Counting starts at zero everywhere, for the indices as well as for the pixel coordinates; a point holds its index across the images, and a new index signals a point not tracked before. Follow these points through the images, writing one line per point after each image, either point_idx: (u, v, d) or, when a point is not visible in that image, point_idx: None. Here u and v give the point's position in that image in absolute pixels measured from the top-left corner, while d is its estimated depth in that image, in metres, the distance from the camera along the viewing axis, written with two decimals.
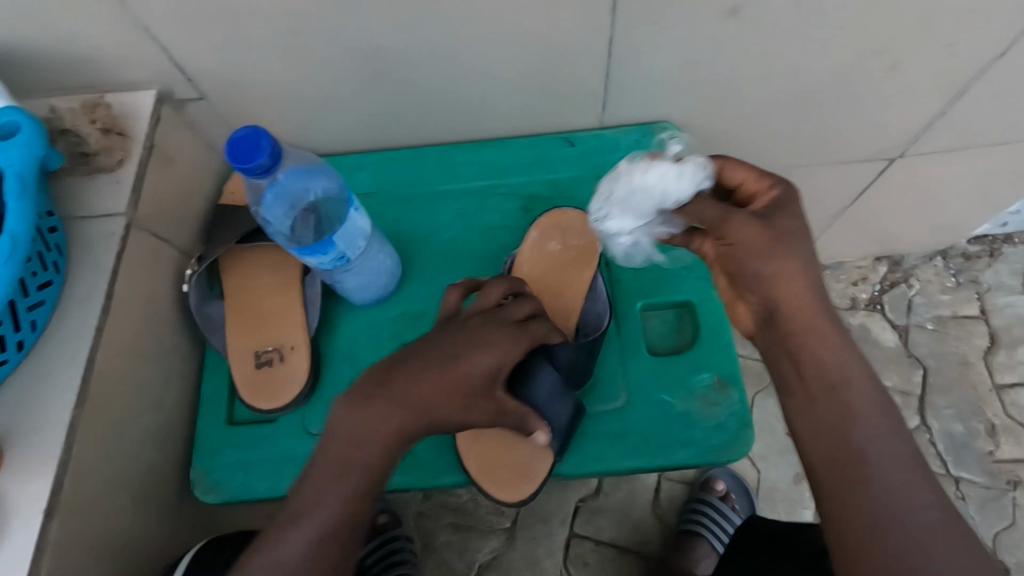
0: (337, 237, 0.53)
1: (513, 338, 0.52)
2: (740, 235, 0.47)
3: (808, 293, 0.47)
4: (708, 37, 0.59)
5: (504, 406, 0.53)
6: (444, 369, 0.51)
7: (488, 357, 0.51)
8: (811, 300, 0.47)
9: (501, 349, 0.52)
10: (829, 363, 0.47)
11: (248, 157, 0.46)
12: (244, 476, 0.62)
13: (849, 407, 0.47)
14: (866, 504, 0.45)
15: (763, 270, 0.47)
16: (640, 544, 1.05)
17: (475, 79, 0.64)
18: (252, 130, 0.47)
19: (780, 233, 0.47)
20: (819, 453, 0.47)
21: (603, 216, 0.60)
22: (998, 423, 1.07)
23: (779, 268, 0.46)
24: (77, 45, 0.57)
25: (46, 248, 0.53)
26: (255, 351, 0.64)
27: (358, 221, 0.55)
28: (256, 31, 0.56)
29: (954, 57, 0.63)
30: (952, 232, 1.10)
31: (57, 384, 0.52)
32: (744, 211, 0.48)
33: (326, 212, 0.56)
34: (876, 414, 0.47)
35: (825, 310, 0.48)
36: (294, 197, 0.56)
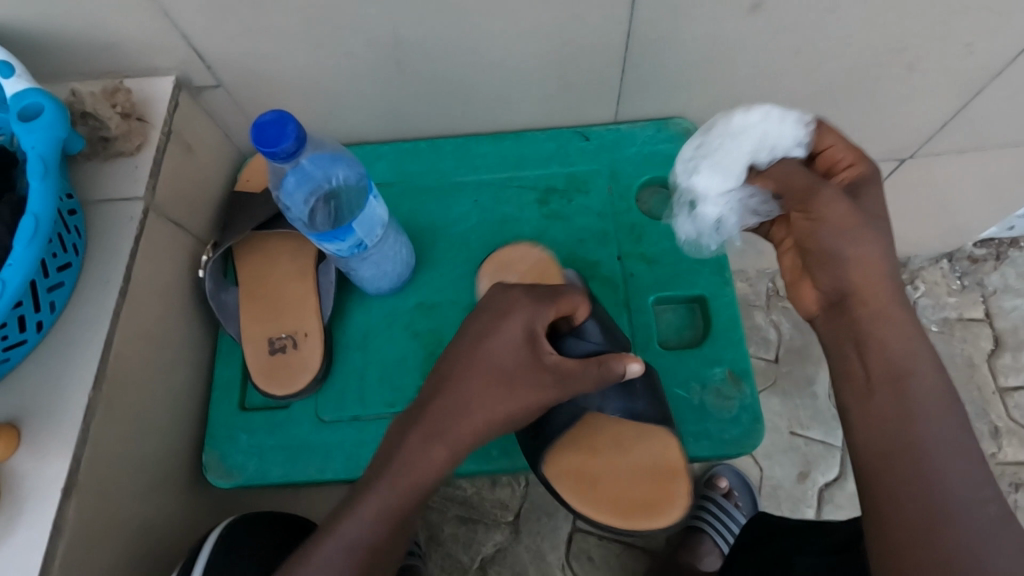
0: (357, 224, 0.53)
1: (530, 305, 0.53)
2: (827, 211, 0.50)
3: (885, 278, 0.49)
4: (726, 33, 0.59)
5: (568, 370, 0.53)
6: (472, 365, 0.52)
7: (515, 327, 0.53)
8: (887, 286, 0.49)
9: (522, 318, 0.53)
10: (899, 350, 0.48)
11: (274, 141, 0.46)
12: (257, 462, 0.62)
13: (914, 396, 0.47)
14: (920, 493, 0.46)
15: (847, 249, 0.49)
16: (644, 539, 1.05)
17: (492, 71, 0.64)
18: (279, 115, 0.47)
19: (867, 217, 0.49)
20: (877, 441, 0.48)
21: (693, 170, 0.61)
22: (1002, 426, 1.08)
23: (863, 250, 0.49)
24: (98, 30, 0.57)
25: (66, 231, 0.54)
26: (269, 338, 0.64)
27: (377, 209, 0.55)
28: (277, 18, 0.56)
29: (970, 58, 0.64)
30: (958, 235, 1.11)
31: (75, 364, 0.52)
32: (832, 188, 0.50)
33: (345, 199, 0.56)
34: (941, 404, 0.47)
35: (900, 296, 0.49)
36: (315, 183, 0.56)
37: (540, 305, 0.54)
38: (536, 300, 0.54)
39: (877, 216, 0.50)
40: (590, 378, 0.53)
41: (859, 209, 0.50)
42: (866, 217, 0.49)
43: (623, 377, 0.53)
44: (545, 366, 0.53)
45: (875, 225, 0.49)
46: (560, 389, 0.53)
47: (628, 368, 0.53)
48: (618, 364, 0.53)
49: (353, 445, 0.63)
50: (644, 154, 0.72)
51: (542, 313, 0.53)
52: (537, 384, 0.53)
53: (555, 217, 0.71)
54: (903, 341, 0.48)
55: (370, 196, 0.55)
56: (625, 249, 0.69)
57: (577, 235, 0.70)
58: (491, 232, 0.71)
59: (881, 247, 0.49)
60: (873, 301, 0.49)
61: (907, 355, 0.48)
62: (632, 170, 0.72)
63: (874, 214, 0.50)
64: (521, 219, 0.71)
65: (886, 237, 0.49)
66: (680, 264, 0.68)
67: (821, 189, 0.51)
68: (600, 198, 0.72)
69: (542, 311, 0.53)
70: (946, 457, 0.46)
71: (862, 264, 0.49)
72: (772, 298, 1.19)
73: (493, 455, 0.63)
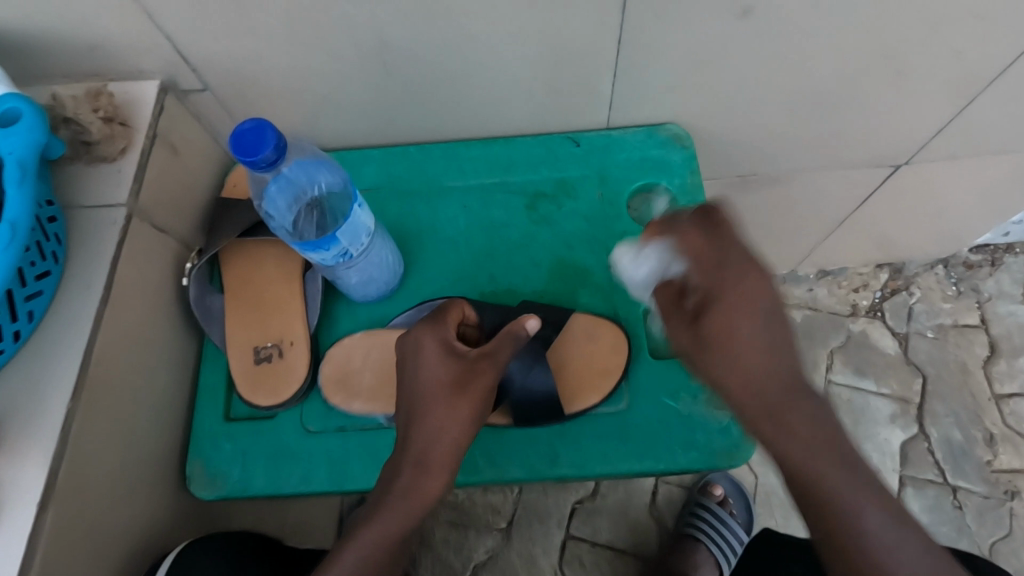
0: (340, 233, 0.52)
1: (431, 327, 0.58)
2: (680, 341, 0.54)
3: (759, 377, 0.50)
4: (719, 36, 0.58)
5: (489, 353, 0.57)
6: (430, 393, 0.56)
7: (429, 347, 0.57)
8: (764, 384, 0.50)
9: (431, 338, 0.57)
10: (798, 449, 0.48)
11: (251, 150, 0.46)
12: (242, 471, 0.61)
13: (822, 482, 0.47)
14: (861, 557, 0.45)
15: (712, 374, 0.52)
16: (637, 545, 1.05)
17: (483, 76, 0.63)
18: (256, 122, 0.46)
19: (724, 323, 0.51)
20: (809, 518, 0.49)
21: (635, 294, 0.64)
22: (997, 432, 1.07)
23: (721, 368, 0.51)
24: (81, 32, 0.56)
25: (45, 238, 0.53)
26: (255, 346, 0.64)
27: (362, 217, 0.54)
28: (263, 23, 0.56)
29: (964, 64, 0.63)
30: (953, 241, 1.10)
31: (54, 373, 0.51)
32: (678, 313, 0.54)
33: (329, 206, 0.56)
34: (853, 484, 0.47)
35: (781, 390, 0.50)
36: (299, 189, 0.56)
37: (440, 324, 0.58)
38: (433, 323, 0.58)
39: (734, 313, 0.51)
40: (508, 348, 0.56)
41: (713, 322, 0.51)
42: (721, 324, 0.51)
43: (529, 334, 0.56)
44: (472, 363, 0.57)
45: (733, 330, 0.51)
46: (496, 373, 0.57)
47: (527, 326, 0.56)
48: (518, 326, 0.56)
49: (339, 454, 0.62)
50: (636, 160, 0.71)
51: (445, 330, 0.58)
52: (474, 380, 0.56)
53: (545, 223, 0.70)
54: (806, 427, 0.48)
55: (355, 202, 0.54)
56: None
57: (566, 241, 0.69)
58: (480, 237, 0.70)
59: (751, 346, 0.50)
60: (757, 401, 0.50)
61: (803, 436, 0.48)
62: (623, 175, 0.71)
63: (734, 310, 0.51)
64: (511, 226, 0.70)
65: (754, 327, 0.50)
66: None
67: (674, 313, 0.54)
68: (590, 204, 0.71)
69: (445, 328, 0.58)
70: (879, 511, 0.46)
71: (733, 382, 0.51)
72: None
73: (480, 465, 0.62)
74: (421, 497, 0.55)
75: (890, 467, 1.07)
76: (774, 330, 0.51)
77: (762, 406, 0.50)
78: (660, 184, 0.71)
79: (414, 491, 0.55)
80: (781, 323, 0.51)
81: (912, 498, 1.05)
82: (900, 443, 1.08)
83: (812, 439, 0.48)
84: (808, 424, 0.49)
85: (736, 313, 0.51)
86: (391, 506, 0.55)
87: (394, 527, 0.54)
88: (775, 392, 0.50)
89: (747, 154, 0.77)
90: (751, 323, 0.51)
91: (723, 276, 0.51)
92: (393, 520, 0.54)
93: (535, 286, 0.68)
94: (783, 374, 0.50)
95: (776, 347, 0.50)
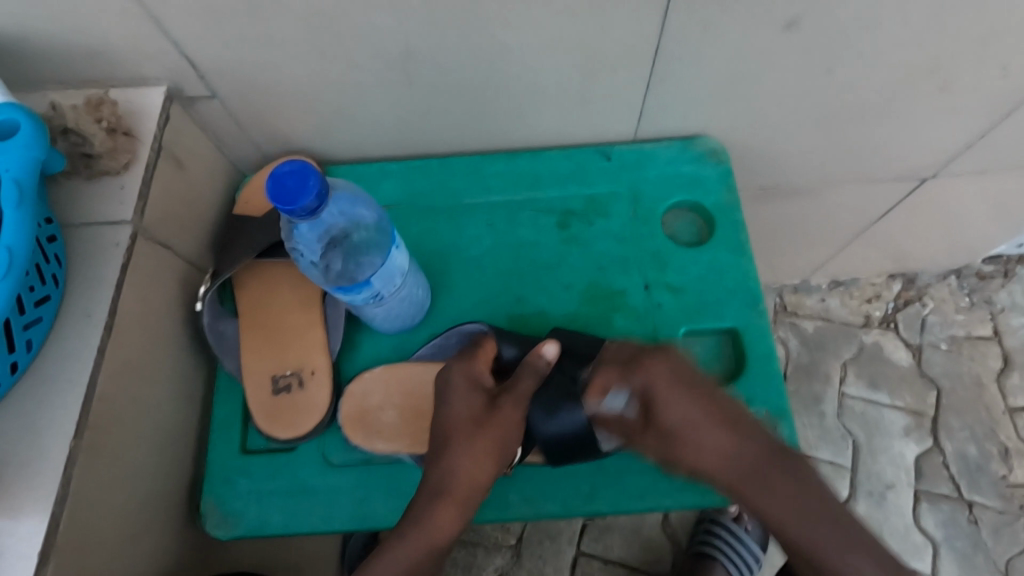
0: (376, 277, 0.53)
1: (462, 363, 0.56)
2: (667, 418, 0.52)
3: (722, 444, 0.52)
4: (760, 48, 0.56)
5: (513, 387, 0.55)
6: (452, 430, 0.54)
7: (458, 382, 0.55)
8: (727, 441, 0.52)
9: (460, 372, 0.56)
10: (772, 502, 0.51)
11: (293, 199, 0.45)
12: (260, 508, 0.59)
13: (784, 494, 0.51)
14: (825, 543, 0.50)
15: (700, 441, 0.52)
16: (651, 564, 1.02)
17: (510, 86, 0.60)
18: (300, 168, 0.46)
19: (666, 409, 0.52)
20: (785, 522, 0.51)
21: None
22: (1011, 447, 1.06)
23: (710, 445, 0.52)
24: (81, 37, 0.52)
25: (44, 260, 0.49)
26: (272, 375, 0.61)
27: (398, 258, 0.54)
28: (278, 27, 0.52)
29: (1007, 78, 0.60)
30: (968, 252, 1.08)
31: (53, 411, 0.48)
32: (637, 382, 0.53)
33: (361, 240, 0.55)
34: (802, 501, 0.51)
35: (734, 438, 0.52)
36: (331, 227, 0.54)
37: (471, 357, 0.57)
38: (464, 357, 0.57)
39: (675, 397, 0.52)
40: (530, 380, 0.55)
41: (659, 415, 0.53)
42: (667, 414, 0.52)
43: (549, 362, 0.54)
44: (498, 402, 0.55)
45: (675, 418, 0.52)
46: (522, 407, 0.55)
47: (544, 353, 0.54)
48: (537, 358, 0.54)
49: (359, 490, 0.60)
50: (668, 175, 0.69)
51: (475, 366, 0.56)
52: (501, 415, 0.54)
53: (575, 242, 0.67)
54: (762, 477, 0.51)
55: (395, 245, 0.54)
56: (649, 277, 0.66)
57: (599, 261, 0.66)
58: (507, 257, 0.67)
59: (705, 428, 0.52)
60: (729, 474, 0.52)
61: (775, 492, 0.51)
62: (656, 192, 0.69)
63: (671, 398, 0.52)
64: (540, 245, 0.67)
65: (690, 407, 0.52)
66: (708, 296, 0.65)
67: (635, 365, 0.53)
68: (622, 223, 0.68)
69: (474, 362, 0.56)
70: (854, 560, 0.49)
71: (701, 458, 0.53)
72: (779, 314, 1.17)
73: (513, 502, 0.60)
74: (434, 528, 0.53)
75: (906, 482, 1.05)
76: (717, 401, 0.53)
77: (738, 476, 0.52)
78: (693, 202, 0.69)
79: (425, 526, 0.53)
80: (717, 391, 0.53)
81: (928, 513, 1.03)
82: (914, 458, 1.06)
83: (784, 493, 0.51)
84: (783, 480, 0.51)
85: (676, 398, 0.52)
86: (406, 537, 0.52)
87: (409, 556, 0.52)
88: (735, 453, 0.52)
89: (774, 166, 0.74)
90: (692, 403, 0.52)
91: (648, 369, 0.53)
92: (405, 551, 0.52)
93: (567, 310, 0.65)
94: (739, 426, 0.52)
95: (725, 421, 0.52)
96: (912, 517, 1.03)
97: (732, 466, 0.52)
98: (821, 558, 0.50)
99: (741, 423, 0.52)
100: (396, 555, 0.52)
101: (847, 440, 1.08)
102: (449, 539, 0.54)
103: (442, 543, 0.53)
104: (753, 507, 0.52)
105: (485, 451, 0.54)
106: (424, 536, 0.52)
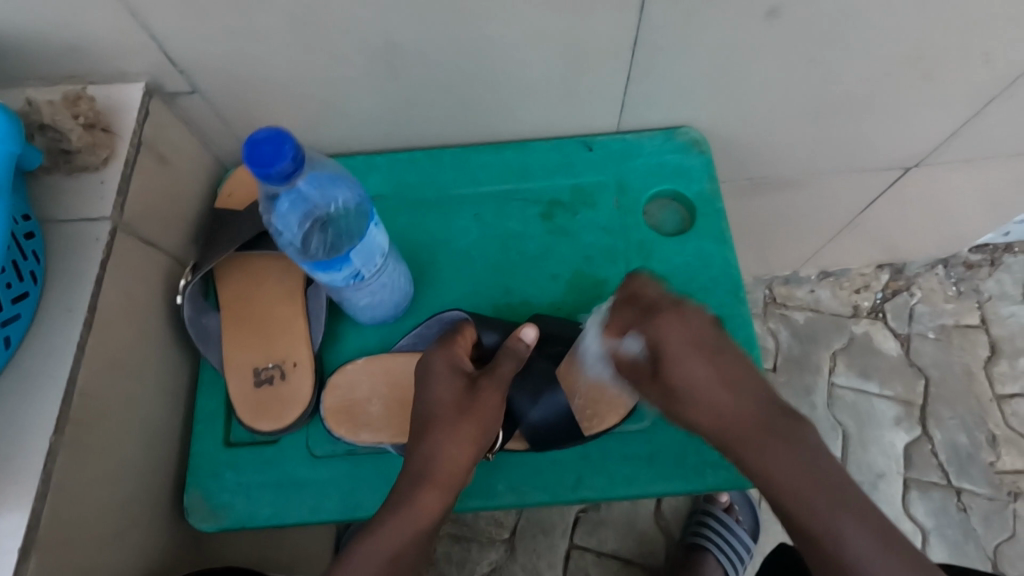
0: (356, 254, 0.53)
1: (440, 348, 0.57)
2: (677, 375, 0.51)
3: (731, 407, 0.51)
4: (743, 37, 0.56)
5: (492, 369, 0.55)
6: (434, 414, 0.54)
7: (438, 366, 0.56)
8: (736, 405, 0.51)
9: (440, 358, 0.56)
10: (783, 468, 0.49)
11: (269, 161, 0.45)
12: (247, 501, 0.59)
13: (794, 462, 0.49)
14: (828, 523, 0.47)
15: (704, 404, 0.51)
16: (644, 556, 1.02)
17: (492, 77, 0.60)
18: (276, 134, 0.46)
19: (673, 368, 0.51)
20: (787, 489, 0.49)
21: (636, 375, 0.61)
22: (999, 434, 1.07)
23: (716, 406, 0.51)
24: (59, 32, 0.52)
25: (22, 256, 0.49)
26: (255, 367, 0.61)
27: (378, 239, 0.55)
28: (259, 20, 0.51)
29: (987, 67, 0.61)
30: (957, 241, 1.08)
31: (33, 407, 0.47)
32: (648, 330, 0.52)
33: (341, 222, 0.55)
34: (809, 471, 0.48)
35: (745, 403, 0.51)
36: (311, 207, 0.55)
37: (450, 344, 0.57)
38: (443, 343, 0.57)
39: (684, 357, 0.51)
40: (511, 364, 0.55)
41: (666, 371, 0.52)
42: (676, 372, 0.51)
43: (528, 345, 0.56)
44: (478, 385, 0.55)
45: (683, 375, 0.51)
46: (502, 389, 0.56)
47: (523, 337, 0.56)
48: (515, 342, 0.56)
49: (348, 481, 0.60)
50: (653, 165, 0.69)
51: (454, 351, 0.56)
52: (482, 399, 0.55)
53: (560, 233, 0.67)
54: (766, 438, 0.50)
55: (373, 223, 0.55)
56: (634, 267, 0.66)
57: (583, 252, 0.67)
58: (492, 249, 0.67)
59: (711, 387, 0.51)
60: (732, 434, 0.51)
61: (782, 456, 0.49)
62: (641, 183, 0.69)
63: (681, 355, 0.51)
64: (525, 236, 0.67)
65: (698, 365, 0.51)
66: (693, 283, 0.65)
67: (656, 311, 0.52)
68: (607, 213, 0.68)
69: (453, 347, 0.57)
70: (861, 535, 0.46)
71: (703, 415, 0.52)
72: (769, 306, 1.18)
73: (499, 491, 0.60)
74: (418, 515, 0.52)
75: (896, 470, 1.06)
76: (725, 357, 0.51)
77: (744, 440, 0.51)
78: (677, 191, 0.69)
79: (409, 510, 0.52)
80: (730, 352, 0.52)
81: (918, 501, 1.04)
82: (904, 446, 1.07)
83: (780, 458, 0.49)
84: (772, 448, 0.50)
85: (686, 352, 0.51)
86: (389, 524, 0.52)
87: (392, 543, 0.51)
88: (739, 414, 0.51)
89: (763, 157, 0.75)
90: (700, 360, 0.51)
91: (660, 325, 0.51)
92: (388, 539, 0.51)
93: (553, 301, 0.65)
94: (749, 391, 0.51)
95: (731, 379, 0.51)
96: (903, 505, 1.04)
97: (740, 422, 0.51)
98: (833, 538, 0.46)
99: (744, 381, 0.51)
100: (382, 540, 0.51)
101: (837, 430, 1.08)
102: (432, 526, 0.53)
103: (426, 530, 0.53)
104: (757, 469, 0.50)
105: (468, 435, 0.54)
106: (407, 521, 0.52)
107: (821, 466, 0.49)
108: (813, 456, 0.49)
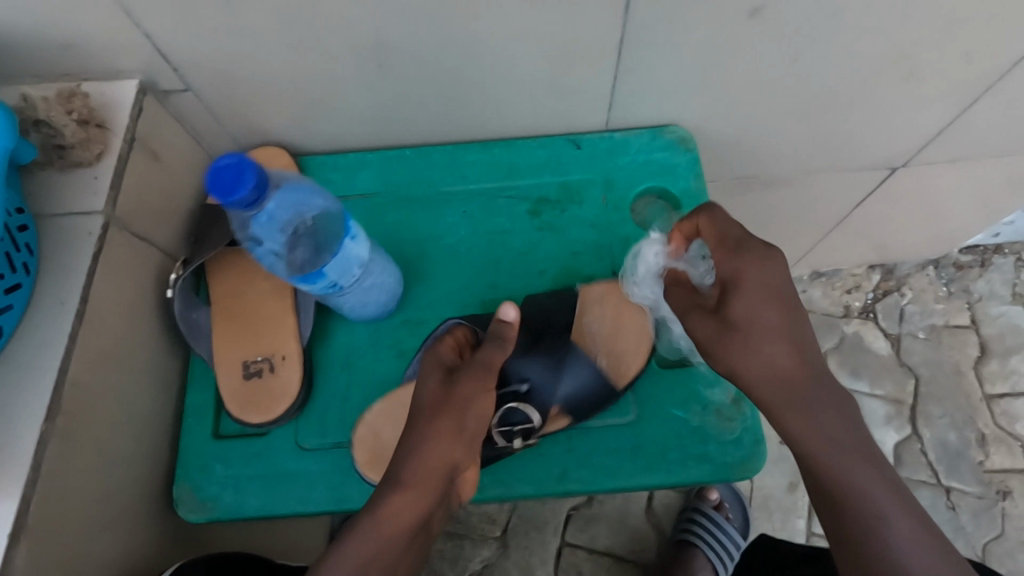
0: (330, 267, 0.55)
1: (431, 348, 0.58)
2: (735, 313, 0.49)
3: (786, 357, 0.49)
4: (727, 36, 0.57)
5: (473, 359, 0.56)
6: (417, 409, 0.55)
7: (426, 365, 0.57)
8: (790, 358, 0.49)
9: (428, 357, 0.57)
10: (822, 426, 0.47)
11: (229, 190, 0.47)
12: (235, 493, 0.60)
13: (834, 426, 0.47)
14: (855, 486, 0.46)
15: (756, 350, 0.49)
16: (636, 553, 1.02)
17: (482, 75, 0.61)
18: (234, 162, 0.48)
19: (739, 304, 0.49)
20: (823, 450, 0.47)
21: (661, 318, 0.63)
22: (989, 433, 1.07)
23: (769, 355, 0.49)
24: (52, 29, 0.53)
25: (14, 248, 0.50)
26: (244, 360, 0.62)
27: (354, 249, 0.56)
28: (249, 18, 0.52)
29: (971, 65, 0.62)
30: (947, 242, 1.09)
31: (24, 396, 0.48)
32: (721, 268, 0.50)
33: (316, 234, 0.56)
34: (846, 435, 0.47)
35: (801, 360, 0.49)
36: (284, 223, 0.56)
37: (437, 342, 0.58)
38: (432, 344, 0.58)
39: (754, 298, 0.49)
40: (494, 347, 0.56)
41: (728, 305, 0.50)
42: (740, 309, 0.49)
43: (509, 325, 0.56)
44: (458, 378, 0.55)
45: (744, 313, 0.49)
46: (483, 378, 0.55)
47: (504, 317, 0.56)
48: (499, 327, 0.56)
49: (336, 474, 0.60)
50: (640, 163, 0.70)
51: (439, 348, 0.57)
52: (459, 390, 0.54)
53: (548, 229, 0.68)
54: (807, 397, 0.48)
55: (347, 235, 0.56)
56: (619, 263, 0.67)
57: (570, 248, 0.68)
58: (481, 245, 0.68)
59: (772, 333, 0.49)
60: (777, 385, 0.48)
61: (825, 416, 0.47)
62: (628, 180, 0.70)
63: (751, 294, 0.49)
64: (513, 232, 0.68)
65: (770, 310, 0.49)
66: None
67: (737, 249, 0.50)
68: (594, 209, 0.69)
69: (439, 345, 0.58)
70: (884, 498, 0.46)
71: (752, 361, 0.49)
72: None
73: (485, 485, 0.61)
74: (391, 514, 0.50)
75: None
76: (793, 312, 0.49)
77: (788, 394, 0.48)
78: (664, 188, 0.70)
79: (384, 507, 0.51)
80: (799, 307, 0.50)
81: None
82: (894, 445, 1.08)
83: (822, 411, 0.47)
84: (817, 398, 0.48)
85: (752, 292, 0.49)
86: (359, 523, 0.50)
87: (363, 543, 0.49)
88: (789, 368, 0.48)
89: (753, 156, 0.76)
90: (770, 306, 0.49)
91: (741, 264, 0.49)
92: (359, 542, 0.49)
93: None
94: (807, 350, 0.49)
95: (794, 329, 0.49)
96: None
97: (792, 375, 0.48)
98: (858, 499, 0.46)
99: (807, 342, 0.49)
100: (358, 540, 0.49)
101: None
102: (408, 530, 0.51)
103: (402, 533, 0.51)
104: (797, 422, 0.48)
105: (448, 430, 0.53)
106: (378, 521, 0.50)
107: (856, 433, 0.48)
108: (851, 422, 0.48)
